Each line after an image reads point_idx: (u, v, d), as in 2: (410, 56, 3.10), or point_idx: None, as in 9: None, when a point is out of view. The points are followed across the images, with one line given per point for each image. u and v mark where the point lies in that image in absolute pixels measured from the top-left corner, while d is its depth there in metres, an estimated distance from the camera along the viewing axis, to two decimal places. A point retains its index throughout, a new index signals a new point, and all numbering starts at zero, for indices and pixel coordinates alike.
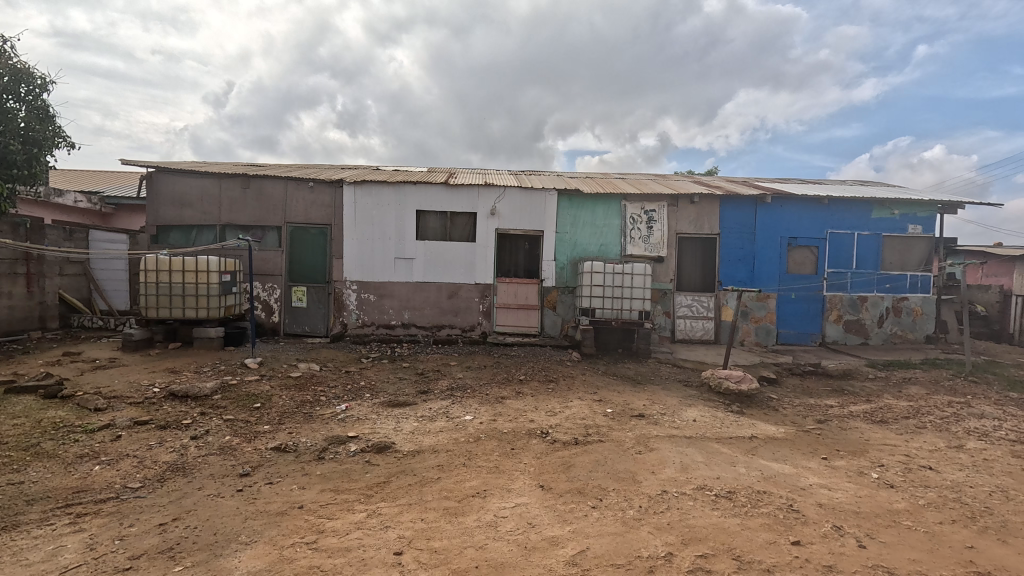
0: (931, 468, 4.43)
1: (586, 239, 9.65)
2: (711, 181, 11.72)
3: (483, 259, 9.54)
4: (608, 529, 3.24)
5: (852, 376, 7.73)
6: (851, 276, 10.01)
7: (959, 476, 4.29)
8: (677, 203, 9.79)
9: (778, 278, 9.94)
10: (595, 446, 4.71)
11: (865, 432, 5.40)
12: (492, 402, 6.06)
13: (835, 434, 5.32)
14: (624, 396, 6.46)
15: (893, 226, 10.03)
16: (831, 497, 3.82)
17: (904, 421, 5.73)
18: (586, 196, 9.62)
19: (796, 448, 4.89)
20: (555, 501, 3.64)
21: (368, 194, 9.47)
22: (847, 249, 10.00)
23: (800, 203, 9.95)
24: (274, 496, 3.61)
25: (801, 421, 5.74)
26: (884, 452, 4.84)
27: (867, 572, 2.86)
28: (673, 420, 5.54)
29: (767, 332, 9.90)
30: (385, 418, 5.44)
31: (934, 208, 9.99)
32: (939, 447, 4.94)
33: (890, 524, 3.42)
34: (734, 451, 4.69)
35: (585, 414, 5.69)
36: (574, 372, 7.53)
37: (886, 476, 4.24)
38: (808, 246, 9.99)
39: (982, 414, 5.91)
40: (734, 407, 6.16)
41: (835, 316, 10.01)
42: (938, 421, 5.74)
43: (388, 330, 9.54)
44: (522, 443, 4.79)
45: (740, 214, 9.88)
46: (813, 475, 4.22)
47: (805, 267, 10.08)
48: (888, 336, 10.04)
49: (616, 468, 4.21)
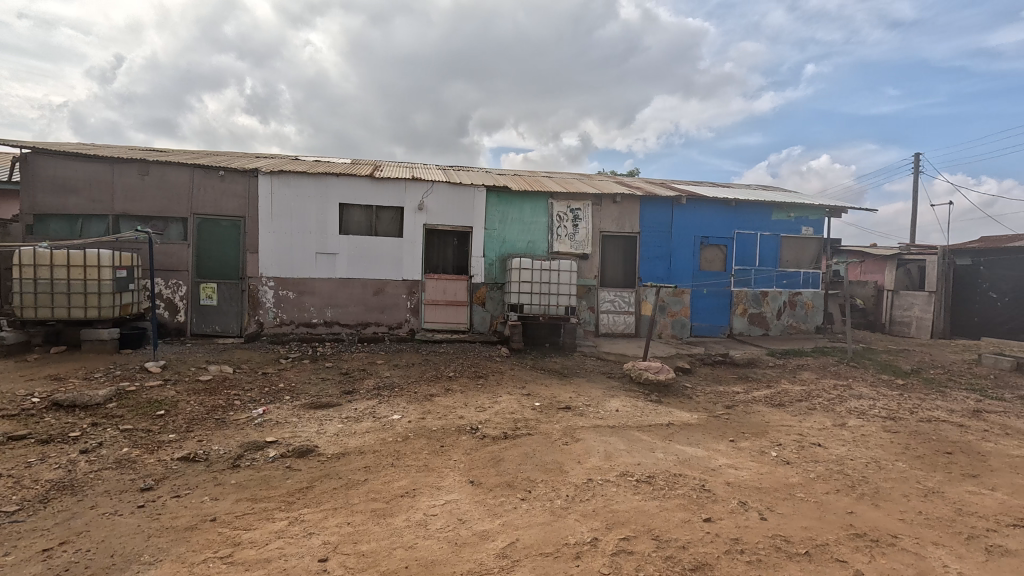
0: (820, 444, 4.97)
1: (514, 236, 9.75)
2: (631, 181, 12.28)
3: (410, 255, 9.36)
4: (537, 519, 3.32)
5: (755, 364, 8.46)
6: (754, 273, 10.91)
7: (842, 450, 4.84)
8: (600, 203, 10.16)
9: (691, 274, 10.62)
10: (523, 439, 4.80)
11: (766, 415, 5.94)
12: (420, 400, 5.98)
13: (741, 418, 5.80)
14: (551, 389, 6.63)
15: (789, 227, 11.06)
16: (738, 475, 4.17)
17: (798, 404, 6.36)
18: (514, 193, 9.72)
19: (708, 432, 5.27)
20: (485, 496, 3.66)
21: (287, 184, 8.96)
22: (751, 247, 10.89)
23: (711, 204, 10.68)
24: (181, 510, 3.33)
25: (712, 407, 6.20)
26: (782, 432, 5.34)
27: (768, 541, 3.15)
28: (597, 411, 5.77)
29: (682, 325, 10.55)
30: (307, 420, 5.21)
31: (822, 211, 11.15)
32: (827, 426, 5.54)
33: (786, 497, 3.79)
34: (654, 438, 4.97)
35: (513, 408, 5.77)
36: (502, 367, 7.58)
37: (783, 453, 4.69)
38: (718, 245, 10.76)
39: (861, 395, 6.70)
40: (653, 396, 6.52)
41: (740, 309, 10.87)
42: (826, 402, 6.43)
43: (309, 329, 9.10)
44: (451, 440, 4.77)
45: (659, 214, 10.42)
46: (722, 457, 4.57)
47: (715, 264, 10.84)
48: (785, 327, 11.07)
49: (544, 460, 4.32)
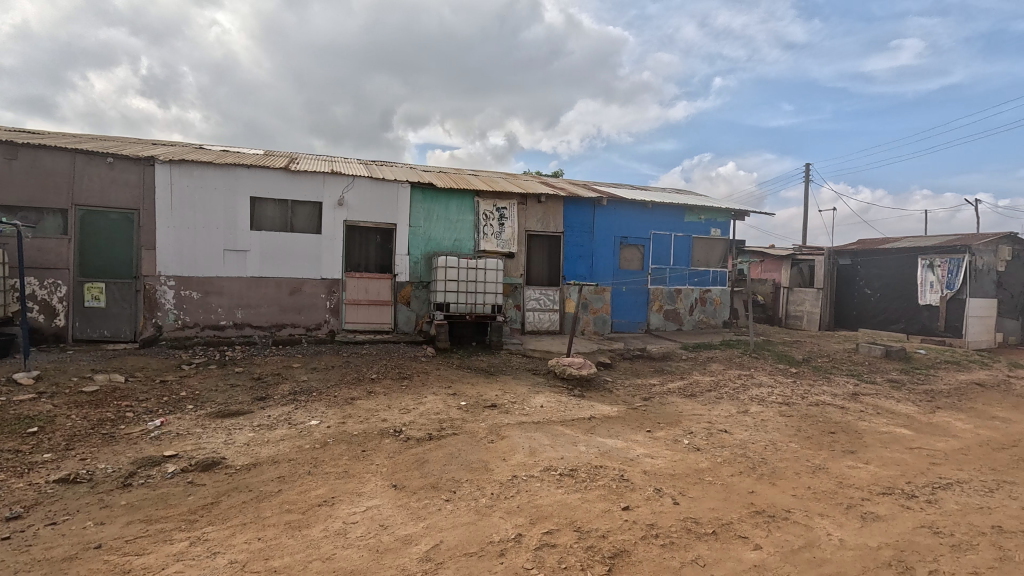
0: (726, 430, 5.36)
1: (439, 234, 9.63)
2: (555, 182, 12.55)
3: (329, 252, 8.95)
4: (461, 520, 3.29)
5: (670, 357, 8.97)
6: (669, 271, 11.57)
7: (744, 434, 5.26)
8: (525, 202, 10.29)
9: (612, 272, 11.05)
10: (449, 440, 4.74)
11: (679, 405, 6.33)
12: (340, 404, 5.73)
13: (657, 409, 6.13)
14: (477, 388, 6.62)
15: (700, 229, 11.83)
16: (653, 464, 4.39)
17: (707, 393, 6.83)
18: (439, 190, 9.59)
19: (627, 424, 5.51)
20: (408, 499, 3.58)
21: (189, 175, 8.24)
22: (666, 247, 11.52)
23: (630, 206, 11.17)
24: (58, 539, 2.95)
25: (631, 400, 6.50)
26: (693, 421, 5.69)
27: (680, 524, 3.35)
28: (522, 408, 5.84)
29: (603, 321, 10.95)
30: (214, 431, 4.82)
31: (729, 214, 12.03)
32: (732, 413, 6.00)
33: (696, 481, 4.05)
34: (576, 432, 5.12)
35: (439, 408, 5.70)
36: (428, 367, 7.46)
37: (694, 441, 5.01)
38: (636, 244, 11.29)
39: (761, 383, 7.32)
40: (576, 391, 6.71)
41: (657, 306, 11.48)
42: (731, 391, 6.97)
43: (216, 332, 8.43)
44: (373, 444, 4.62)
45: (581, 214, 10.74)
46: (639, 447, 4.80)
47: (634, 263, 11.36)
48: (696, 322, 11.85)
49: (469, 459, 4.30)
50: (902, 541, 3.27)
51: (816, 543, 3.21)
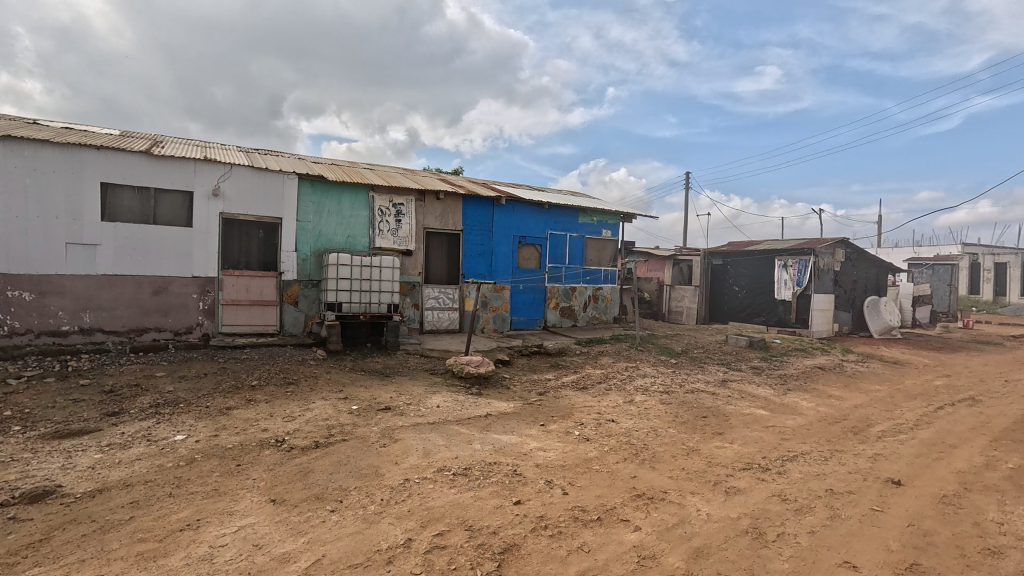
0: (613, 420, 5.68)
1: (331, 230, 9.12)
2: (454, 179, 12.48)
3: (202, 248, 8.09)
4: (346, 530, 3.12)
5: (565, 353, 9.32)
6: (565, 270, 12.03)
7: (629, 423, 5.60)
8: (423, 199, 10.09)
9: (510, 271, 11.23)
10: (337, 447, 4.49)
11: (572, 398, 6.59)
12: (213, 415, 5.19)
13: (551, 403, 6.33)
14: (371, 391, 6.36)
15: (592, 229, 12.45)
16: (545, 457, 4.51)
17: (597, 385, 7.19)
18: (331, 184, 9.09)
19: (522, 419, 5.62)
20: (288, 514, 3.33)
21: (18, 154, 6.98)
22: (561, 247, 11.96)
23: (528, 206, 11.43)
24: None
25: (527, 395, 6.64)
26: (585, 412, 5.96)
27: (567, 514, 3.47)
28: (418, 409, 5.72)
29: (502, 319, 11.09)
30: (48, 455, 4.11)
31: (618, 216, 12.79)
32: (619, 403, 6.37)
33: (584, 470, 4.23)
34: (472, 430, 5.11)
35: (328, 414, 5.38)
36: (317, 371, 7.03)
37: (584, 432, 5.24)
38: (534, 244, 11.58)
39: (645, 374, 7.88)
40: (473, 389, 6.72)
41: (553, 303, 11.88)
42: (619, 382, 7.41)
43: (56, 339, 7.25)
44: (251, 457, 4.23)
45: (480, 213, 10.77)
46: (533, 441, 4.91)
47: (532, 262, 11.64)
48: (590, 318, 12.45)
49: (358, 465, 4.11)
50: (757, 509, 3.68)
51: (687, 519, 3.50)
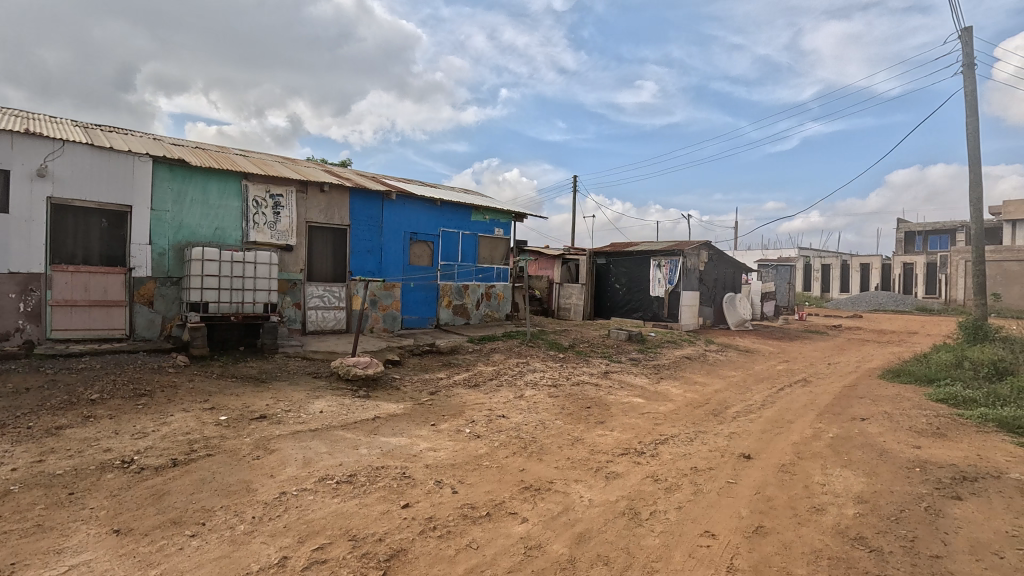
0: (504, 415, 5.77)
1: (195, 221, 8.19)
2: (340, 171, 11.84)
3: (23, 238, 6.80)
4: (210, 555, 2.80)
5: (457, 351, 9.29)
6: (457, 267, 12.00)
7: (519, 417, 5.73)
8: (305, 190, 9.43)
9: (401, 268, 10.94)
10: (200, 463, 4.02)
11: (464, 396, 6.58)
12: (39, 437, 4.38)
13: (442, 402, 6.26)
14: (244, 398, 5.80)
15: (485, 228, 12.56)
16: (435, 457, 4.45)
17: (489, 382, 7.27)
18: (195, 169, 8.15)
19: (412, 420, 5.49)
20: (136, 545, 2.90)
21: None
22: (454, 244, 11.91)
23: (419, 202, 11.20)
24: None
25: (418, 395, 6.51)
26: (476, 409, 5.99)
27: (457, 512, 3.45)
28: (299, 415, 5.32)
29: (393, 318, 10.76)
30: None
31: (510, 215, 13.04)
32: (510, 398, 6.50)
33: (475, 467, 4.24)
34: (358, 435, 4.87)
35: (191, 427, 4.81)
36: (178, 379, 6.24)
37: (475, 429, 5.26)
38: (426, 241, 11.39)
39: (535, 369, 8.13)
40: (361, 392, 6.43)
41: (446, 301, 11.80)
42: (510, 378, 7.57)
43: None
44: (88, 482, 3.63)
45: (369, 207, 10.33)
46: (423, 442, 4.81)
47: (424, 259, 11.44)
48: (483, 316, 12.55)
49: (226, 482, 3.71)
50: (633, 491, 3.96)
51: (571, 506, 3.66)
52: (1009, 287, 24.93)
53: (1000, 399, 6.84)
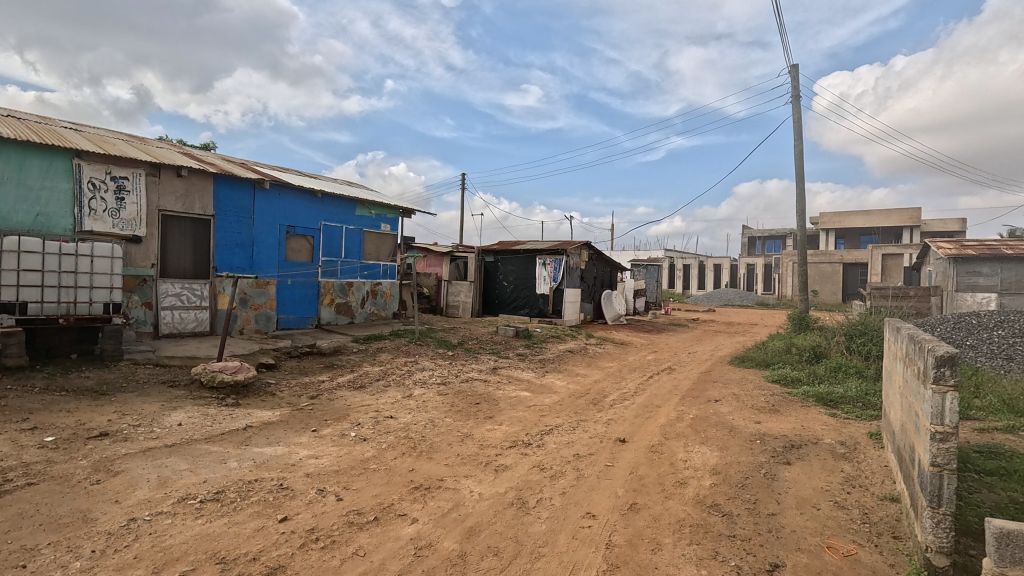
0: (391, 416, 5.61)
1: (7, 205, 6.83)
2: (202, 154, 10.58)
3: None
4: None
5: (341, 351, 8.83)
6: (340, 264, 11.39)
7: (407, 417, 5.61)
8: (158, 174, 8.29)
9: (276, 264, 10.10)
10: (18, 495, 3.35)
11: (348, 398, 6.27)
12: None
13: (324, 406, 5.91)
14: (78, 415, 4.94)
15: (370, 223, 12.08)
16: (317, 464, 4.19)
17: (375, 383, 7.01)
18: (7, 142, 6.78)
19: (290, 427, 5.11)
20: None
21: None
22: (336, 239, 11.28)
23: (297, 192, 10.43)
24: None
25: (296, 400, 6.06)
26: (361, 412, 5.74)
27: (342, 520, 3.29)
28: (151, 430, 4.67)
29: (268, 318, 9.86)
30: None
31: (397, 211, 12.69)
32: (398, 399, 6.33)
33: (361, 472, 4.08)
34: (226, 447, 4.41)
35: (4, 453, 3.98)
36: None
37: (360, 432, 5.04)
38: (304, 235, 10.64)
39: (424, 368, 8.02)
40: (229, 399, 5.83)
41: (327, 300, 11.14)
42: (398, 377, 7.38)
43: None
44: None
45: (237, 197, 9.38)
46: (302, 449, 4.50)
47: (302, 255, 10.68)
48: (368, 314, 12.06)
49: (55, 514, 3.14)
50: (521, 481, 4.10)
51: (461, 502, 3.68)
52: (823, 285, 29.99)
53: (817, 378, 8.21)
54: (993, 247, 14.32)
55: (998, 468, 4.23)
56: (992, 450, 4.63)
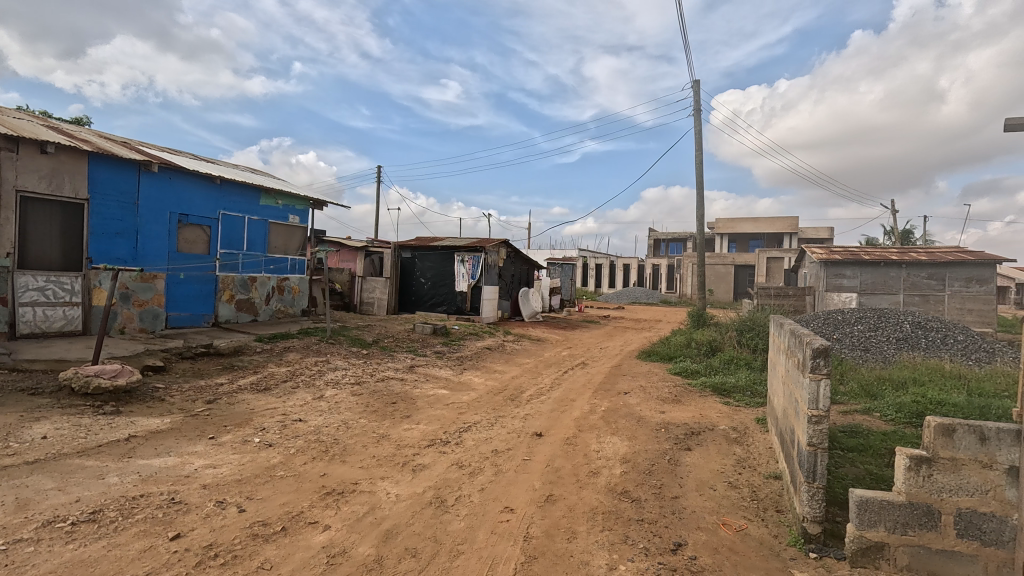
0: (300, 419, 5.29)
1: None
2: (72, 129, 9.28)
3: None
4: None
5: (242, 352, 8.18)
6: (241, 257, 10.55)
7: (318, 420, 5.33)
8: (16, 150, 7.15)
9: (166, 256, 9.13)
10: None
11: (250, 402, 5.83)
12: None
13: (224, 410, 5.45)
14: None
15: (277, 214, 11.32)
16: (216, 474, 3.85)
17: (282, 384, 6.58)
18: None
19: (182, 435, 4.64)
20: None
21: None
22: (237, 230, 10.44)
23: (192, 178, 9.51)
24: None
25: (190, 406, 5.52)
26: (266, 415, 5.37)
27: (245, 532, 3.06)
28: (6, 446, 4.02)
29: (155, 316, 8.87)
30: None
31: (307, 202, 12.01)
32: (307, 400, 5.99)
33: (266, 480, 3.81)
34: (104, 461, 3.92)
35: None
36: None
37: (265, 437, 4.71)
38: (200, 224, 9.73)
39: (336, 367, 7.68)
40: (108, 407, 5.18)
41: (227, 296, 10.28)
42: (308, 378, 6.99)
43: None
44: None
45: (118, 179, 8.35)
46: (198, 459, 4.11)
47: (197, 246, 9.76)
48: (273, 312, 11.29)
49: None
50: (440, 480, 4.06)
51: (378, 505, 3.56)
52: (718, 284, 32.81)
53: (713, 370, 8.96)
54: (855, 253, 16.47)
55: (857, 445, 4.88)
56: (852, 429, 5.34)
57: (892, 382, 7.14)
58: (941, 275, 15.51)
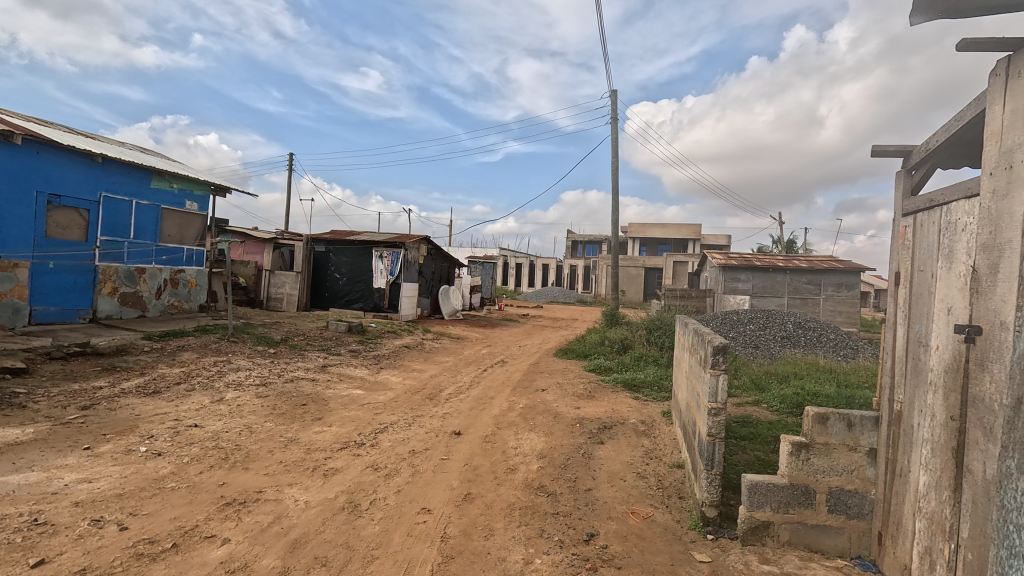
0: (196, 425, 4.84)
1: None
2: None
3: None
4: None
5: (127, 351, 7.33)
6: (127, 245, 9.47)
7: (217, 425, 4.90)
8: None
9: (31, 241, 7.96)
10: None
11: (135, 407, 5.23)
12: None
13: (102, 418, 4.84)
14: None
15: (171, 199, 10.31)
16: (92, 490, 3.41)
17: (174, 387, 5.98)
18: None
19: (49, 447, 4.06)
20: None
21: None
22: (122, 215, 9.36)
23: (66, 154, 8.37)
24: None
25: (59, 413, 4.84)
26: (155, 422, 4.85)
27: (127, 553, 2.74)
28: None
29: (15, 310, 7.68)
30: None
31: (207, 188, 11.04)
32: (205, 404, 5.50)
33: (154, 493, 3.44)
34: None
35: None
36: None
37: (153, 446, 4.25)
38: (76, 207, 8.60)
39: (239, 367, 7.13)
40: None
41: (108, 288, 9.16)
42: (205, 379, 6.40)
43: None
44: None
45: None
46: (69, 473, 3.62)
47: (71, 232, 8.61)
48: (165, 307, 10.25)
49: None
50: (353, 484, 3.90)
51: (284, 513, 3.35)
52: (630, 286, 34.65)
53: (625, 366, 9.43)
54: (748, 259, 18.11)
55: (748, 434, 5.37)
56: (744, 420, 5.87)
57: (777, 376, 7.94)
58: (817, 280, 17.47)
